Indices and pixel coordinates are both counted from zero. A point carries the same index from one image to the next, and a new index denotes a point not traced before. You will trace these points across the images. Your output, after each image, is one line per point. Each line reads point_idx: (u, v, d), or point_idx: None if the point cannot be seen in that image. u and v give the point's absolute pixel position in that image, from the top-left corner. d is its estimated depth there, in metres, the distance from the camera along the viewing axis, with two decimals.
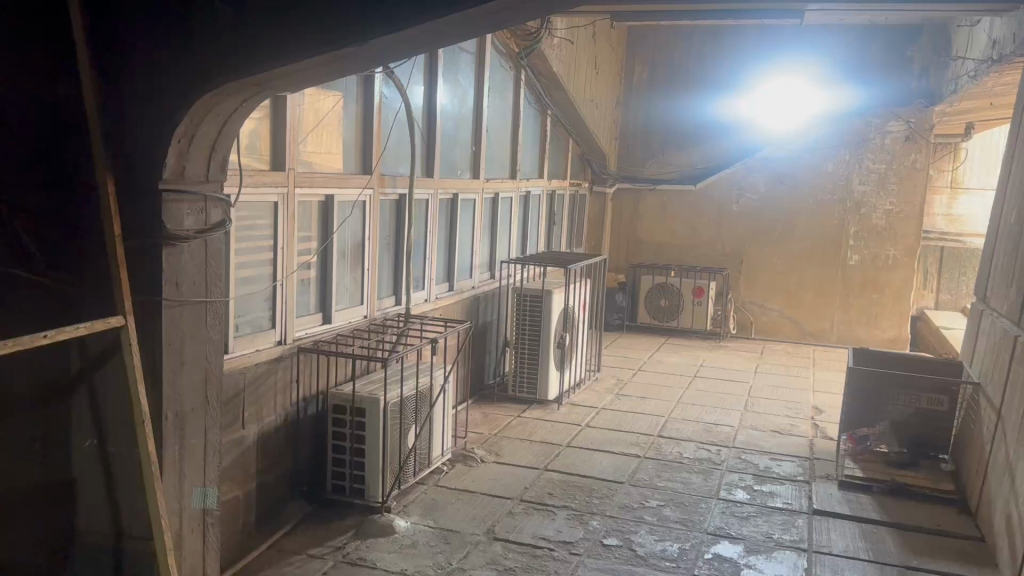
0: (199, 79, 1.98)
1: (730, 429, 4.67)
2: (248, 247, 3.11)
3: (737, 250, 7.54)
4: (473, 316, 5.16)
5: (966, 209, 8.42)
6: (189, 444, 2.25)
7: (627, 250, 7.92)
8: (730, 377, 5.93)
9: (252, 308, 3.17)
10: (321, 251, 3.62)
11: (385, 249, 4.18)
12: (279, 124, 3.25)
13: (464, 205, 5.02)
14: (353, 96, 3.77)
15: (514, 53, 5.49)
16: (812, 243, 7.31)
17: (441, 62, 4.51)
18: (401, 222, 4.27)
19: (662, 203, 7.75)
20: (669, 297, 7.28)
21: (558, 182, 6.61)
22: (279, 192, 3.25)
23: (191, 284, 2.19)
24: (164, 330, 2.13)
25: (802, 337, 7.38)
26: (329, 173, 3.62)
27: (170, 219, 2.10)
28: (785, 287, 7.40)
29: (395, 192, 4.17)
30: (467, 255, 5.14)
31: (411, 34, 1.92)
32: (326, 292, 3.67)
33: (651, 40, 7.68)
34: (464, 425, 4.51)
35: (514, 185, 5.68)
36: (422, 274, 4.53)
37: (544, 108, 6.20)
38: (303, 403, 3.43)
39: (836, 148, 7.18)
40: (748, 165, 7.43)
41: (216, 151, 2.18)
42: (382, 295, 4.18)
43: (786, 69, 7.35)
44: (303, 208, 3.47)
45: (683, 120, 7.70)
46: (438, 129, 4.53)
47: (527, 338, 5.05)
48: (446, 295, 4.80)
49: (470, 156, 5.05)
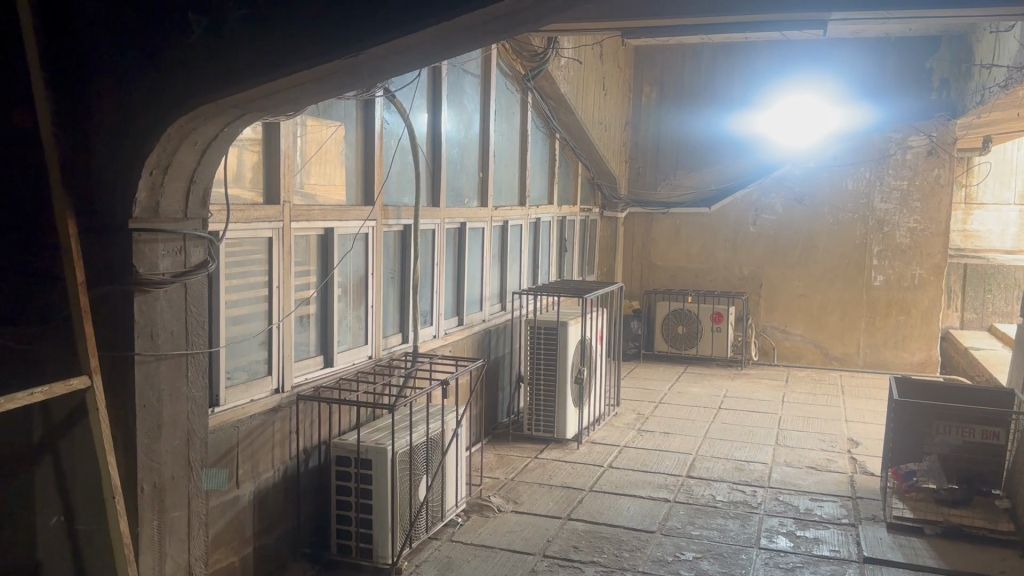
0: (171, 103, 1.72)
1: (763, 467, 4.38)
2: (240, 289, 2.84)
3: (755, 273, 7.26)
4: (485, 352, 4.87)
5: (981, 225, 8.29)
6: (170, 517, 1.96)
7: (640, 276, 7.64)
8: (757, 409, 5.63)
9: (245, 354, 2.89)
10: (321, 289, 3.35)
11: (390, 284, 3.91)
12: (273, 154, 2.99)
13: (472, 234, 4.76)
14: (353, 122, 3.52)
15: (520, 74, 5.26)
16: (834, 264, 7.02)
17: (446, 85, 4.27)
18: (406, 254, 4.00)
19: (675, 226, 7.49)
20: (687, 323, 6.99)
21: (568, 208, 6.36)
22: (274, 227, 2.99)
23: (169, 335, 1.93)
24: (137, 389, 1.86)
25: (826, 362, 7.06)
26: (329, 205, 3.36)
27: (142, 262, 1.83)
28: (807, 311, 7.10)
29: (399, 223, 3.90)
30: (477, 287, 4.87)
31: (414, 41, 1.66)
32: (327, 333, 3.39)
33: (659, 58, 7.45)
34: (478, 469, 4.21)
35: (523, 212, 5.43)
36: (429, 309, 4.26)
37: (552, 131, 5.96)
38: (303, 455, 3.14)
39: (855, 164, 6.94)
40: (764, 185, 7.17)
41: (195, 182, 1.92)
42: (388, 333, 3.90)
43: (800, 85, 7.08)
44: (300, 243, 3.20)
45: (694, 140, 7.44)
46: (443, 157, 4.28)
47: (542, 373, 4.76)
48: (455, 331, 4.52)
49: (477, 184, 4.80)
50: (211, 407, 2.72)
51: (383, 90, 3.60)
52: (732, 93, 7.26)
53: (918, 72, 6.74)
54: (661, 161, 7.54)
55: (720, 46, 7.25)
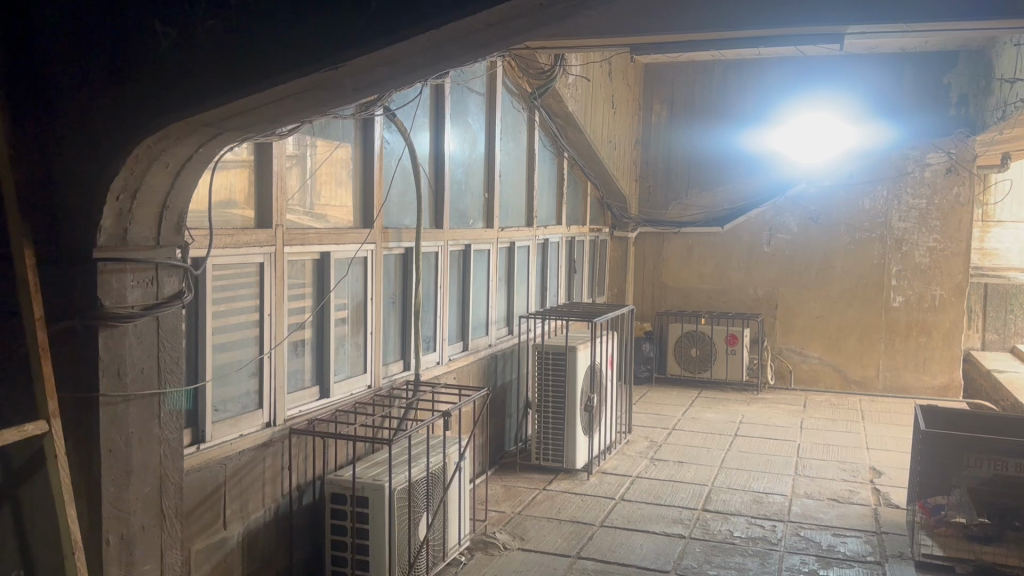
0: (138, 122, 1.59)
1: (782, 500, 4.19)
2: (228, 317, 2.70)
3: (770, 294, 7.07)
4: (491, 378, 4.70)
5: (999, 242, 8.08)
6: (140, 571, 1.80)
7: (652, 298, 7.46)
8: (774, 436, 5.42)
9: (234, 387, 2.74)
10: (316, 316, 3.20)
11: (391, 309, 3.75)
12: (265, 175, 2.85)
13: (478, 256, 4.61)
14: (351, 141, 3.39)
15: (526, 93, 5.12)
16: (851, 284, 6.83)
17: (449, 103, 4.14)
18: (407, 278, 3.84)
19: (687, 246, 7.32)
20: (700, 346, 6.80)
21: (577, 229, 6.20)
22: (265, 252, 2.84)
23: (139, 373, 1.78)
24: (103, 432, 1.70)
25: (845, 386, 6.85)
26: (325, 228, 3.22)
27: (108, 294, 1.69)
28: (824, 333, 6.90)
29: (400, 245, 3.75)
30: (483, 310, 4.71)
31: (400, 51, 1.51)
32: (323, 362, 3.23)
33: (669, 76, 7.31)
34: (483, 503, 4.03)
35: (531, 233, 5.28)
36: (432, 334, 4.10)
37: (560, 150, 5.81)
38: (296, 492, 2.98)
39: (872, 183, 6.76)
40: (778, 204, 7.00)
41: (168, 208, 1.78)
42: (389, 360, 3.74)
43: (814, 101, 6.92)
44: (294, 268, 3.06)
45: (706, 158, 7.28)
46: (446, 177, 4.13)
47: (550, 400, 4.59)
48: (460, 356, 4.36)
49: (482, 205, 4.66)
50: (196, 444, 2.57)
51: (382, 109, 3.46)
52: (744, 111, 7.11)
53: (935, 88, 6.58)
54: (672, 179, 7.38)
55: (731, 62, 7.10)
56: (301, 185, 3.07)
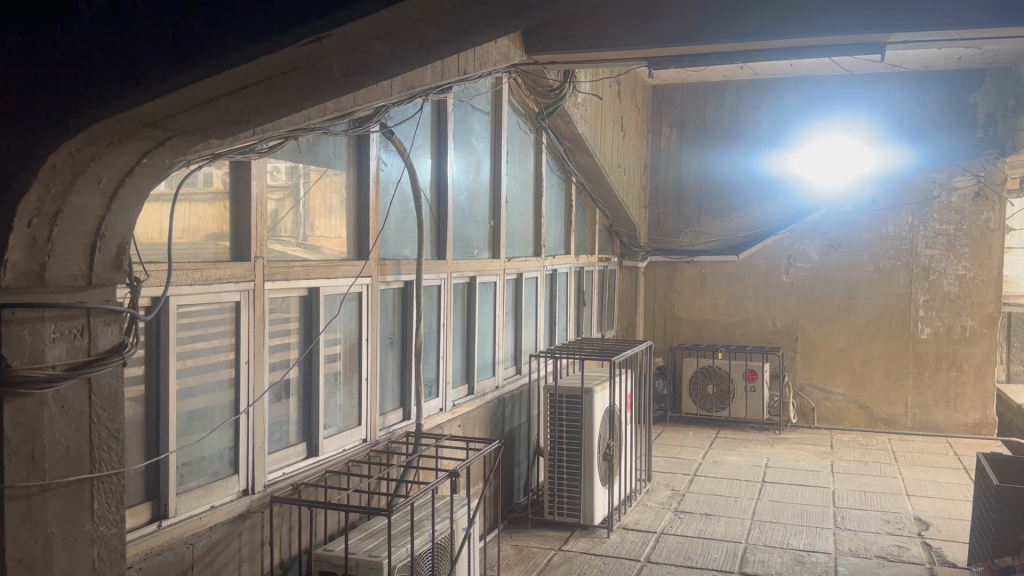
0: (53, 120, 1.18)
1: (826, 559, 3.75)
2: (197, 367, 2.28)
3: (790, 326, 6.67)
4: (499, 424, 4.26)
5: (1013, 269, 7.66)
6: None
7: (664, 331, 7.06)
8: (804, 482, 5.00)
9: (204, 449, 2.32)
10: (303, 362, 2.77)
11: (389, 350, 3.33)
12: (244, 200, 2.44)
13: (483, 288, 4.20)
14: (343, 163, 2.99)
15: (533, 112, 4.75)
16: (877, 316, 6.43)
17: (451, 121, 3.75)
18: (407, 315, 3.43)
19: (701, 276, 6.93)
20: (716, 382, 6.39)
21: (586, 257, 5.81)
22: (243, 288, 2.42)
23: (63, 453, 1.36)
24: (11, 535, 1.27)
25: (872, 424, 6.43)
26: (314, 260, 2.80)
27: (20, 353, 1.28)
28: (848, 367, 6.50)
29: (398, 279, 3.33)
30: (489, 349, 4.29)
31: (402, 15, 1.12)
32: (312, 415, 2.81)
33: (679, 97, 6.95)
34: (493, 568, 3.59)
35: (539, 263, 4.88)
36: (435, 378, 3.67)
37: (568, 174, 5.43)
38: (279, 570, 2.53)
39: (896, 208, 6.40)
40: (797, 231, 6.62)
41: (103, 237, 1.37)
42: (386, 409, 3.31)
43: (832, 122, 6.54)
44: (277, 306, 2.64)
45: (718, 183, 6.91)
46: (449, 204, 3.73)
47: (564, 447, 4.14)
48: (464, 401, 3.92)
49: (488, 233, 4.27)
50: (157, 520, 2.14)
51: (379, 126, 3.06)
52: (758, 133, 6.73)
53: (960, 109, 6.25)
54: (683, 206, 7.01)
55: (744, 83, 6.74)
56: (287, 215, 2.68)
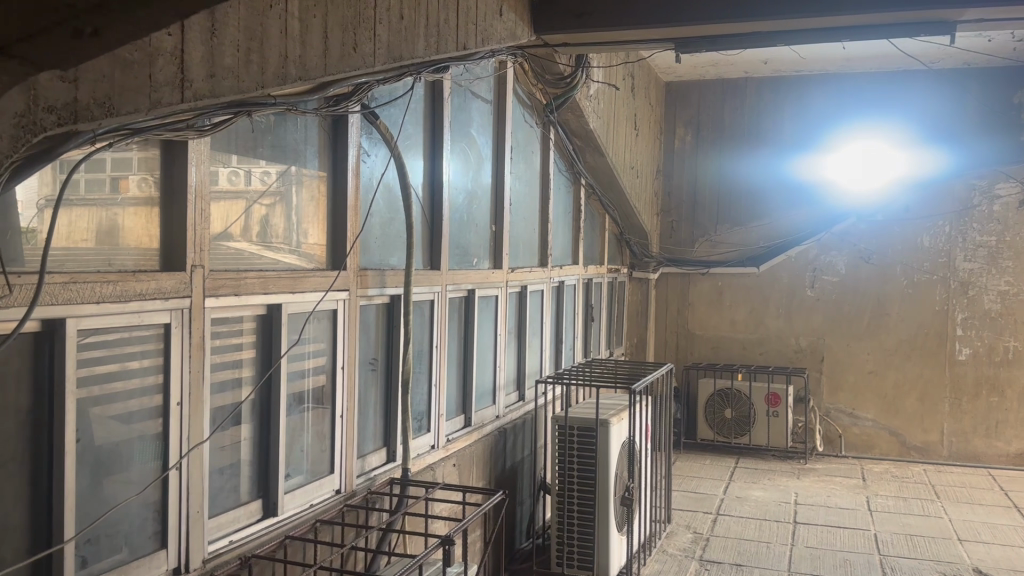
0: None
1: None
2: (109, 410, 1.73)
3: (816, 345, 6.12)
4: (501, 460, 3.70)
5: None
6: None
7: (676, 349, 6.51)
8: (841, 524, 4.46)
9: (118, 519, 1.76)
10: (258, 395, 2.21)
11: (371, 377, 2.77)
12: (179, 190, 1.88)
13: (483, 303, 3.64)
14: (315, 150, 2.44)
15: (541, 104, 4.21)
16: (910, 335, 5.90)
17: (449, 109, 3.20)
18: (392, 337, 2.87)
19: (718, 289, 6.38)
20: (735, 406, 5.85)
21: (595, 269, 5.26)
22: (175, 307, 1.86)
23: None
24: None
25: (904, 453, 5.91)
26: (277, 270, 2.25)
27: None
28: (878, 390, 5.96)
29: (382, 293, 2.77)
30: (489, 373, 3.72)
31: None
32: (270, 464, 2.24)
33: (695, 96, 6.42)
34: None
35: (545, 274, 4.33)
36: (426, 410, 3.10)
37: (577, 175, 4.89)
38: None
39: (931, 218, 5.87)
40: (823, 241, 6.09)
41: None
42: (367, 450, 2.74)
43: (863, 123, 6.02)
44: (225, 330, 2.07)
45: (737, 189, 6.36)
46: (446, 207, 3.17)
47: (576, 489, 3.57)
48: (461, 435, 3.36)
49: (488, 240, 3.71)
50: None
51: (360, 106, 2.52)
52: (782, 135, 6.20)
53: (1002, 110, 5.73)
54: (699, 214, 6.47)
55: (767, 80, 6.22)
56: (242, 214, 2.12)
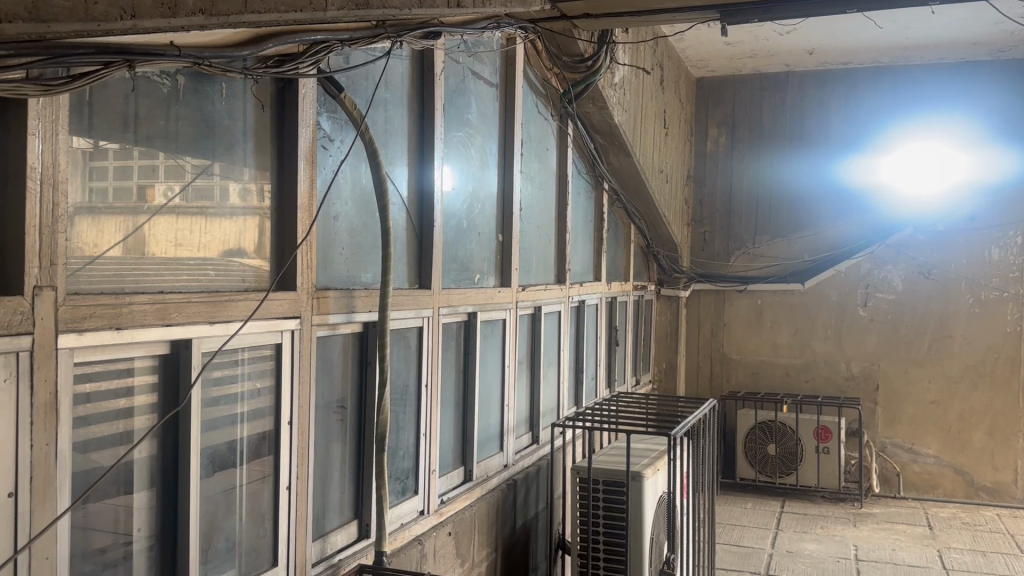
0: None
1: None
2: None
3: (869, 371, 5.43)
4: (510, 520, 3.05)
5: None
6: None
7: (710, 376, 5.83)
8: None
9: None
10: (156, 466, 1.58)
11: (336, 429, 2.13)
12: (14, 174, 1.27)
13: (488, 329, 3.01)
14: (250, 130, 1.81)
15: (557, 94, 3.59)
16: (978, 360, 5.21)
17: (443, 89, 2.58)
18: (366, 375, 2.23)
19: (757, 308, 5.70)
20: (779, 441, 5.18)
21: (619, 286, 4.61)
22: (5, 350, 1.23)
23: None
24: None
25: (972, 494, 5.21)
26: (194, 293, 1.63)
27: None
28: (942, 423, 5.27)
29: (350, 320, 2.14)
30: (496, 414, 3.09)
31: None
32: (178, 565, 1.61)
33: (730, 93, 5.78)
34: None
35: (562, 293, 3.69)
36: (412, 466, 2.45)
37: (599, 178, 4.25)
38: None
39: (1000, 227, 5.19)
40: (877, 254, 5.40)
41: None
42: (329, 524, 2.10)
43: (921, 121, 5.35)
44: (105, 378, 1.45)
45: (778, 196, 5.68)
46: (439, 212, 2.54)
47: (601, 557, 2.90)
48: (459, 494, 2.71)
49: (495, 253, 3.08)
50: None
51: (316, 71, 1.89)
52: (828, 134, 5.53)
53: None
54: (734, 223, 5.80)
55: (811, 74, 5.58)
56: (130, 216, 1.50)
